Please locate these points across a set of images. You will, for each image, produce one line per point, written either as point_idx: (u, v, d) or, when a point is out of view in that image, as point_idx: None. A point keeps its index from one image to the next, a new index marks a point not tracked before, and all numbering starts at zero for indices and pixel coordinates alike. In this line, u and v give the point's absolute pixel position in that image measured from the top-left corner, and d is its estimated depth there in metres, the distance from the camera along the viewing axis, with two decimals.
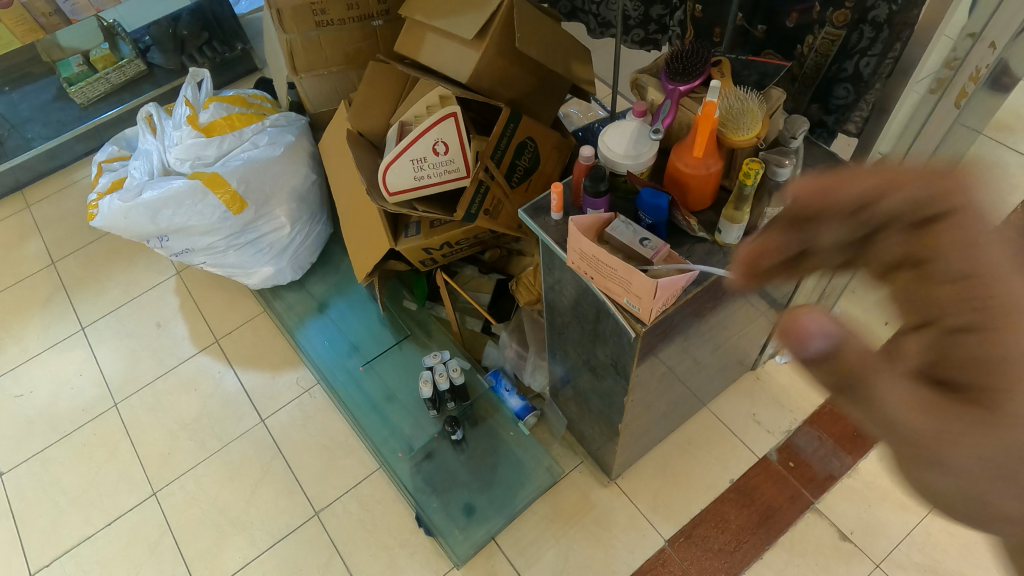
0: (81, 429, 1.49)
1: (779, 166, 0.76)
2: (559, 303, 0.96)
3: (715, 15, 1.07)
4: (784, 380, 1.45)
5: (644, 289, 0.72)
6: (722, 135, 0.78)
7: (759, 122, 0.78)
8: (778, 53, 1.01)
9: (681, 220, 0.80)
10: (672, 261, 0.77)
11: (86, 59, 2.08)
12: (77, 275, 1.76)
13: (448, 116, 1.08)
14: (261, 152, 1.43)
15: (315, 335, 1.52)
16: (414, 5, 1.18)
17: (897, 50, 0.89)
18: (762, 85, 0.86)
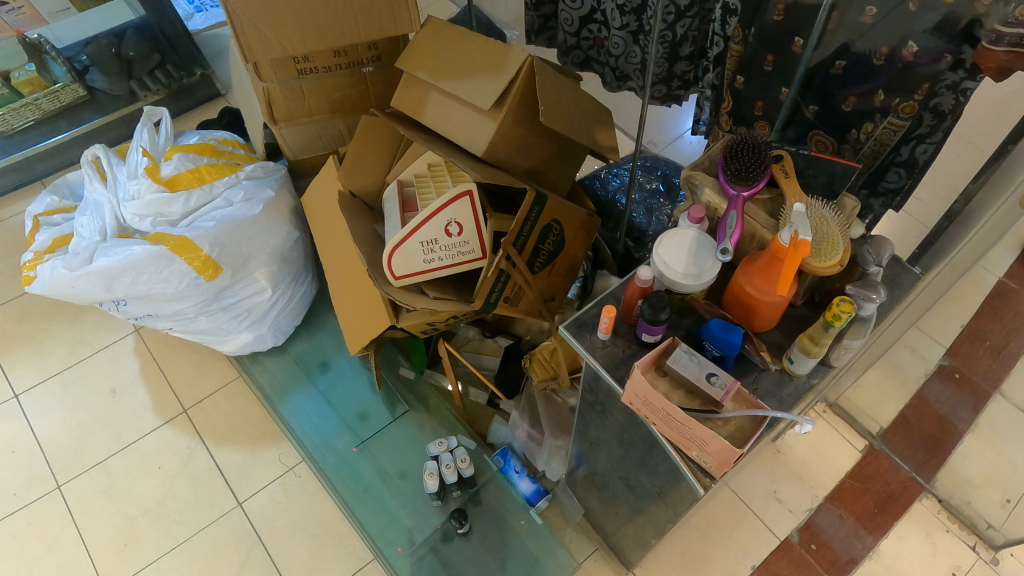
0: (15, 515, 1.34)
1: (865, 300, 0.69)
2: (600, 422, 0.88)
3: (756, 88, 0.98)
4: (803, 453, 1.40)
5: (717, 448, 0.66)
6: (802, 263, 0.70)
7: (841, 247, 0.71)
8: (826, 133, 0.95)
9: (754, 354, 0.74)
10: (742, 402, 0.70)
11: (7, 81, 1.87)
12: (10, 330, 1.60)
13: (464, 194, 0.97)
14: (237, 211, 1.30)
15: (300, 407, 1.38)
16: (412, 60, 1.06)
17: (948, 126, 0.83)
18: (834, 192, 0.78)
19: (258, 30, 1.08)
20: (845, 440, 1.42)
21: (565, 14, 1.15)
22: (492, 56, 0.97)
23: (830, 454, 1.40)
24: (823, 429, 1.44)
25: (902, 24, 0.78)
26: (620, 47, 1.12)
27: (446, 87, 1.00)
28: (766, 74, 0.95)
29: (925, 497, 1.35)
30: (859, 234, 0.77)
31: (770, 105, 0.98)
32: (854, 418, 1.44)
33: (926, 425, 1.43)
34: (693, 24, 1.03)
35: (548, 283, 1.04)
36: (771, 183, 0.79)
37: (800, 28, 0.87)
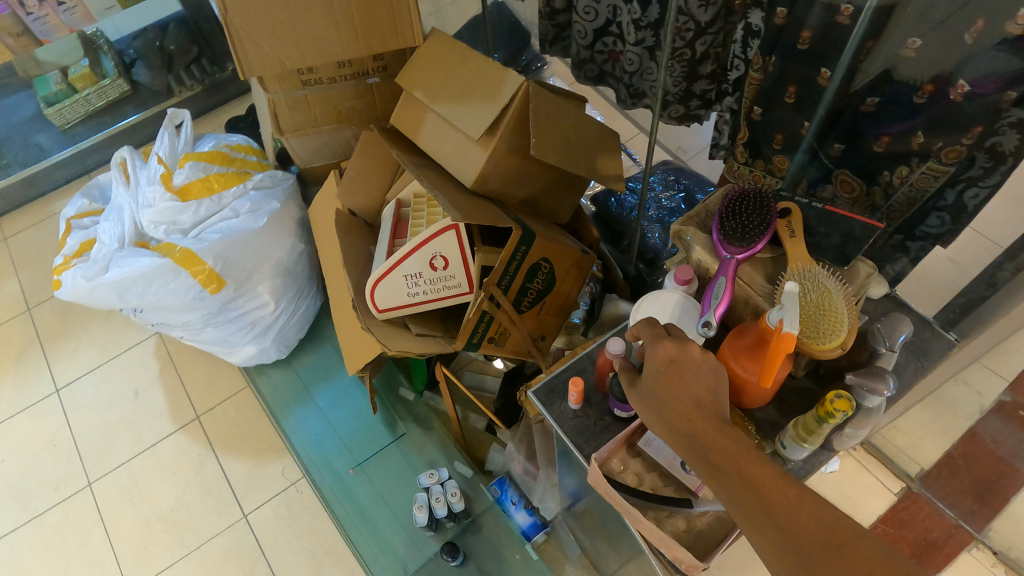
0: (51, 510, 1.43)
1: (873, 392, 0.62)
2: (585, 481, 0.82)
3: (774, 120, 0.87)
4: (829, 495, 1.29)
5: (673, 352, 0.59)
6: (799, 345, 0.60)
7: (846, 326, 0.60)
8: (852, 174, 0.86)
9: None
10: None
11: (64, 77, 1.91)
12: (52, 325, 1.68)
13: (450, 227, 0.91)
14: (241, 223, 1.28)
15: (302, 423, 1.37)
16: (412, 75, 0.99)
17: (1009, 167, 0.71)
18: (847, 257, 0.66)
19: (249, 38, 0.98)
20: (878, 482, 1.29)
21: (578, 26, 1.05)
22: (488, 80, 0.90)
23: (861, 498, 1.28)
24: (852, 467, 1.31)
25: (954, 53, 0.65)
26: (634, 64, 1.02)
27: (440, 111, 0.94)
28: (791, 108, 0.83)
29: (975, 547, 1.23)
30: (880, 291, 0.67)
31: (791, 139, 0.87)
32: (889, 458, 1.31)
33: (978, 468, 1.29)
34: (716, 40, 0.89)
35: (538, 321, 0.98)
36: (775, 241, 0.68)
37: (827, 57, 0.75)
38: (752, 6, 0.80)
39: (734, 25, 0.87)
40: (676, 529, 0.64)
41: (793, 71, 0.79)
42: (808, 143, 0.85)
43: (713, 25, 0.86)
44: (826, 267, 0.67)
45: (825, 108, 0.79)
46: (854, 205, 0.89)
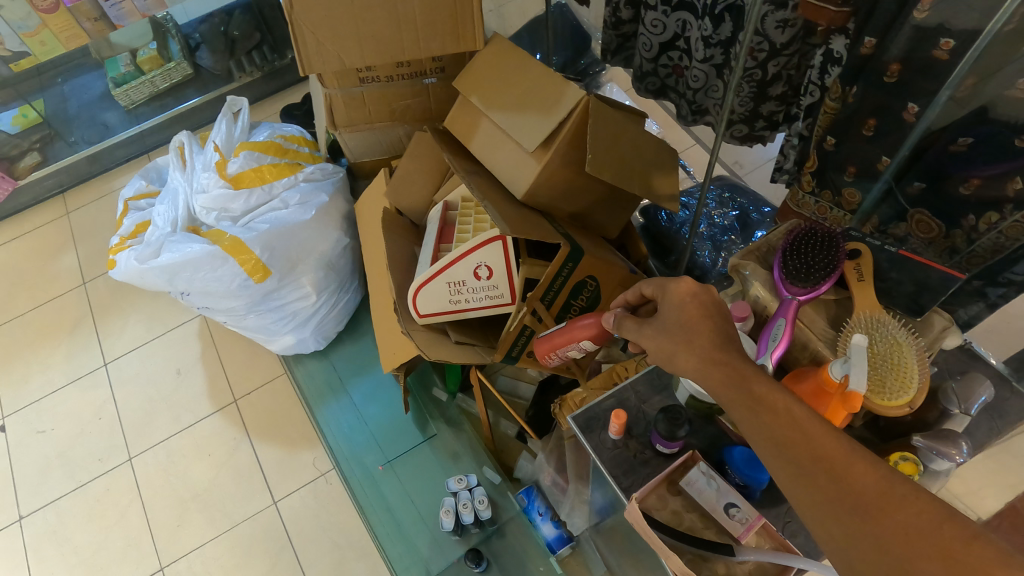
0: (95, 480, 1.49)
1: (943, 455, 0.58)
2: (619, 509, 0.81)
3: (847, 152, 0.84)
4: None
5: (684, 292, 0.59)
6: (861, 400, 0.56)
7: (915, 383, 0.56)
8: (931, 214, 0.80)
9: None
10: (769, 538, 0.59)
11: (134, 59, 1.98)
12: (105, 300, 1.74)
13: (497, 238, 0.90)
14: (289, 215, 1.29)
15: (335, 417, 1.38)
16: (474, 76, 0.98)
17: None
18: (921, 307, 0.62)
19: (319, 41, 0.99)
20: None
21: (643, 38, 1.02)
22: (547, 92, 0.88)
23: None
24: None
25: None
26: (700, 81, 0.98)
27: (496, 120, 0.92)
28: (865, 140, 0.81)
29: None
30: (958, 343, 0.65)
31: (863, 170, 0.84)
32: None
33: None
34: (791, 62, 0.87)
35: None
36: (840, 282, 0.65)
37: (916, 92, 0.73)
38: (836, 32, 0.77)
39: (813, 46, 0.84)
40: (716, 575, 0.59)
41: (876, 97, 0.76)
42: (884, 178, 0.82)
43: (789, 46, 0.84)
44: (896, 316, 0.63)
45: (914, 142, 0.76)
46: (929, 247, 0.83)
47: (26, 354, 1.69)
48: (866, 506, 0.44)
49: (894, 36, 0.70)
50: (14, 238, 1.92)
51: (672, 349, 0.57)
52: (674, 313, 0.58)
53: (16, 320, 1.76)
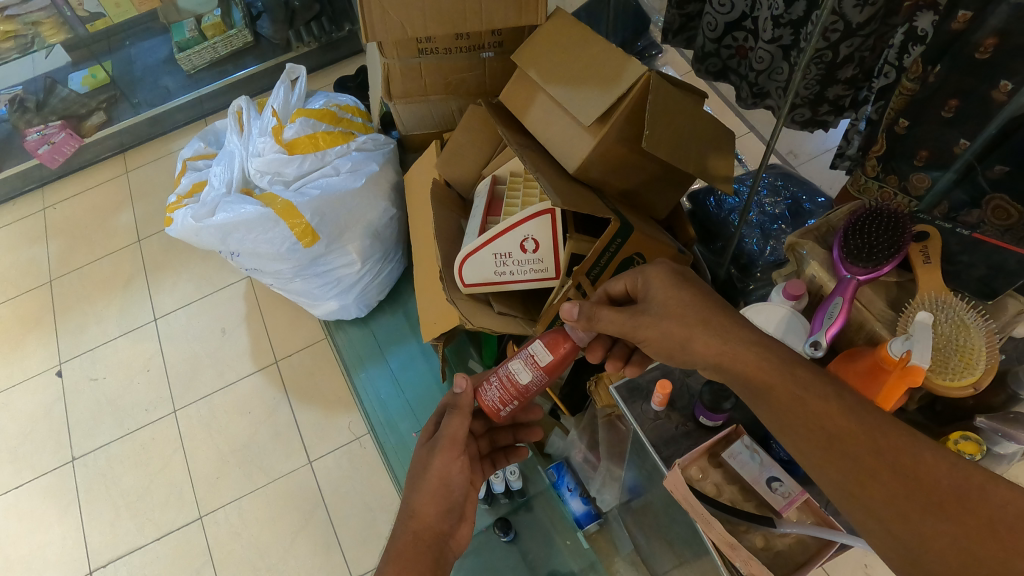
0: (142, 429, 1.56)
1: (1008, 438, 0.57)
2: (656, 482, 0.82)
3: (922, 135, 0.85)
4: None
5: (665, 282, 0.66)
6: (921, 380, 0.57)
7: (981, 363, 0.56)
8: (1012, 201, 0.80)
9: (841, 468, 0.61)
10: (810, 514, 0.61)
11: (198, 25, 2.03)
12: (158, 257, 1.81)
13: (546, 211, 0.92)
14: (340, 181, 1.31)
15: (372, 382, 1.41)
16: (530, 52, 0.98)
17: None
18: (992, 290, 0.62)
19: (384, 10, 1.01)
20: None
21: (709, 18, 1.03)
22: (609, 66, 0.89)
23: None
24: None
25: None
26: (765, 62, 1.00)
27: (554, 93, 0.93)
28: (943, 122, 0.82)
29: None
30: None
31: (936, 156, 0.86)
32: None
33: None
34: (865, 43, 0.88)
35: None
36: (904, 264, 0.65)
37: (1012, 69, 0.71)
38: (924, 7, 0.73)
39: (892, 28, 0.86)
40: (753, 546, 0.61)
41: (958, 82, 0.76)
42: (965, 159, 0.81)
43: (864, 28, 0.85)
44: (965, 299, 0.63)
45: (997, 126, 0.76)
46: (1006, 233, 0.83)
47: (83, 305, 1.77)
48: (908, 477, 0.50)
49: (993, 9, 0.69)
50: (76, 194, 2.01)
51: (687, 331, 0.61)
52: (666, 297, 0.65)
53: (76, 272, 1.84)
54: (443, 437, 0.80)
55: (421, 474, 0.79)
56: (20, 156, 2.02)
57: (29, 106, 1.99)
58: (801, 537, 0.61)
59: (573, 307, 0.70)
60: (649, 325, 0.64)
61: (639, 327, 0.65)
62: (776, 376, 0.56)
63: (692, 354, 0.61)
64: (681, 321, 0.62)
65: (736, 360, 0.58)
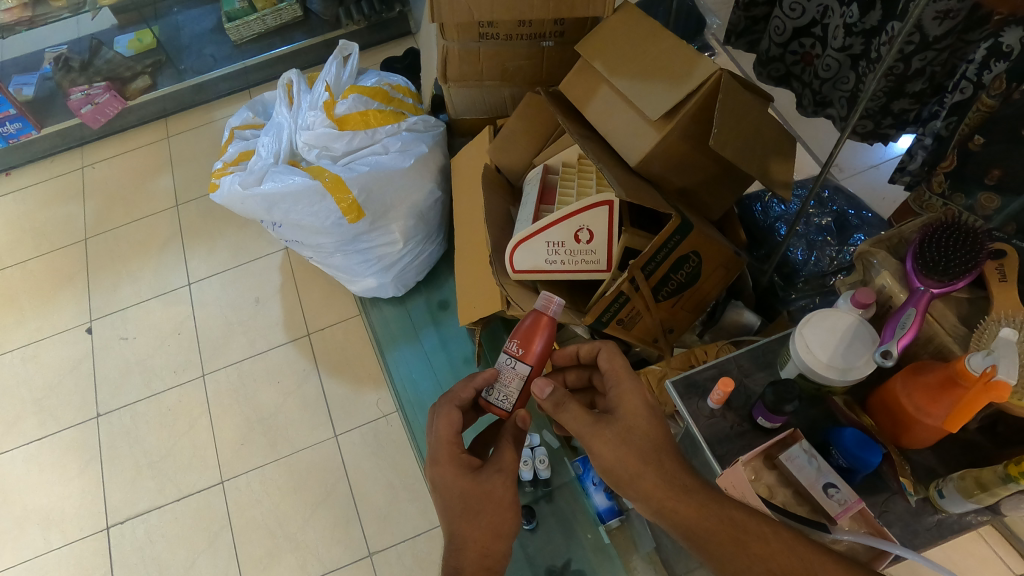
0: (170, 391, 1.58)
1: None
2: None
3: (997, 155, 0.85)
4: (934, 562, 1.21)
5: (638, 405, 0.70)
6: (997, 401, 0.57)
7: None
8: None
9: (890, 477, 0.64)
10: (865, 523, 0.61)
11: None
12: (195, 223, 1.83)
13: (604, 202, 0.92)
14: (390, 160, 1.32)
15: (405, 361, 1.43)
16: (594, 45, 0.99)
17: None
18: None
19: None
20: (998, 561, 1.21)
21: (777, 22, 1.04)
22: (677, 62, 0.89)
23: (971, 567, 1.21)
24: (968, 537, 1.24)
25: None
26: (831, 71, 1.00)
27: (620, 86, 0.93)
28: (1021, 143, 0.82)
29: None
30: None
31: (1009, 176, 0.86)
32: (1016, 539, 1.22)
33: None
34: (938, 58, 0.88)
35: (670, 313, 0.98)
36: (978, 282, 0.65)
37: None
38: (1013, 22, 0.76)
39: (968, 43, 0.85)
40: None
41: None
42: None
43: (941, 41, 0.85)
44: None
45: None
46: None
47: (118, 265, 1.79)
48: None
49: None
50: (116, 155, 2.03)
51: (638, 469, 0.66)
52: (628, 424, 0.69)
53: (111, 232, 1.86)
54: (495, 470, 0.74)
55: (471, 506, 0.72)
56: (63, 113, 2.04)
57: (74, 66, 2.04)
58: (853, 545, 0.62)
59: (546, 386, 0.70)
60: (609, 441, 0.68)
61: (596, 438, 0.68)
62: (717, 525, 0.60)
63: (635, 489, 0.66)
64: (639, 457, 0.66)
65: (675, 509, 0.63)
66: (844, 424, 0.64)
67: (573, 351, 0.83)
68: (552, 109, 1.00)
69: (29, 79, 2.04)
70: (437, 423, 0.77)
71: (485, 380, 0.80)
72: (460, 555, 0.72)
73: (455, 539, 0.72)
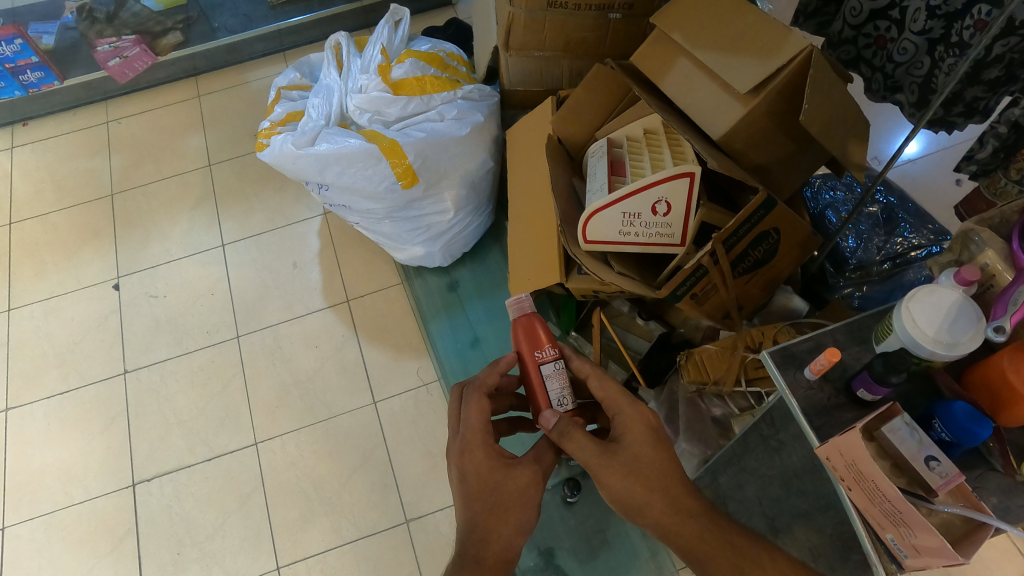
0: (203, 350, 1.57)
1: None
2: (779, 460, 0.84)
3: None
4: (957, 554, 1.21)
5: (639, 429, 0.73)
6: None
7: None
8: None
9: (996, 454, 0.63)
10: (962, 497, 0.58)
11: None
12: (229, 184, 1.81)
13: (685, 175, 0.91)
14: (445, 127, 1.30)
15: (449, 332, 1.49)
16: (672, 17, 0.98)
17: None
18: None
19: None
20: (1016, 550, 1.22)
21: (854, 2, 1.03)
22: (766, 34, 0.88)
23: (992, 559, 1.21)
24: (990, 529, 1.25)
25: None
26: (908, 54, 0.99)
27: (703, 59, 0.93)
28: None
29: None
30: None
31: None
32: None
33: None
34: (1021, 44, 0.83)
35: (742, 290, 1.02)
36: None
37: None
38: None
39: None
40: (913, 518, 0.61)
41: None
42: None
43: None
44: None
45: None
46: None
47: (147, 223, 1.77)
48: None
49: None
50: (145, 112, 1.99)
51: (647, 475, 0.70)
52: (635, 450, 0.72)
53: (139, 189, 1.84)
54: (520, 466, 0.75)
55: (500, 501, 0.73)
56: (86, 65, 1.98)
57: (99, 18, 1.96)
58: (948, 519, 0.59)
59: (550, 418, 0.76)
60: (619, 472, 0.72)
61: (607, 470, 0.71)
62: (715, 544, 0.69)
63: (641, 500, 0.71)
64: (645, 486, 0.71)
65: (669, 508, 0.70)
66: (950, 398, 0.65)
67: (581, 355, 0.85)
68: (629, 81, 1.00)
69: (49, 27, 1.96)
70: (469, 413, 0.77)
71: (511, 362, 0.82)
72: (483, 546, 0.72)
73: (482, 527, 0.72)
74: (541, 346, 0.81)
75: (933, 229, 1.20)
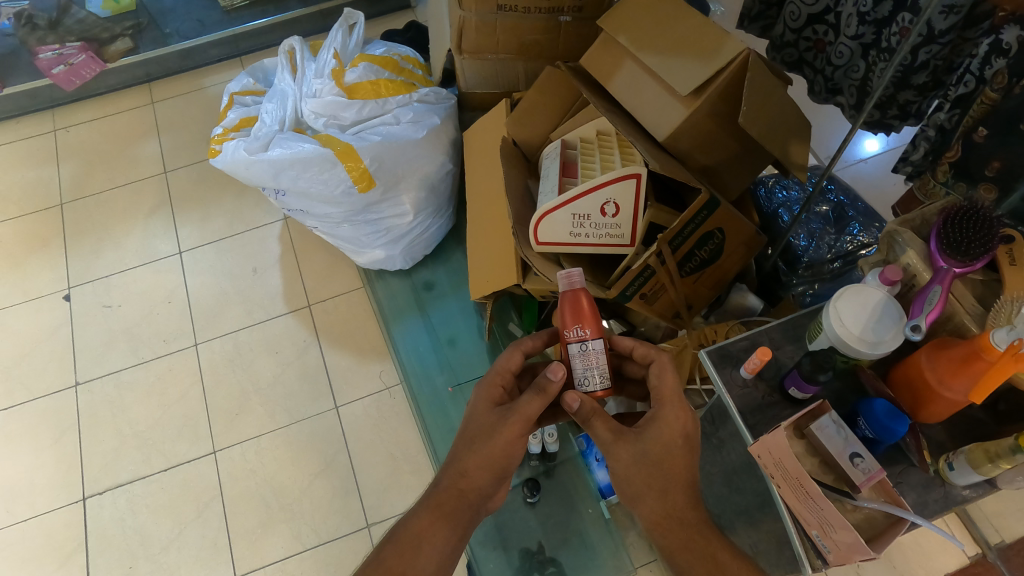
0: (160, 359, 1.54)
1: None
2: None
3: (1000, 146, 0.86)
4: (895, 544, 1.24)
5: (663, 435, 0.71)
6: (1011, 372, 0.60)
7: None
8: None
9: (911, 449, 0.66)
10: (886, 492, 0.60)
11: None
12: (185, 191, 1.78)
13: (632, 176, 0.93)
14: (401, 130, 1.30)
15: (413, 334, 1.48)
16: (618, 21, 0.99)
17: None
18: None
19: None
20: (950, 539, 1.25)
21: (793, 7, 1.05)
22: (706, 39, 0.90)
23: (933, 547, 1.24)
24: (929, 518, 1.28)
25: None
26: (844, 58, 1.02)
27: (647, 63, 0.94)
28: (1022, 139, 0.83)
29: None
30: None
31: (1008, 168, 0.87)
32: (972, 521, 1.26)
33: None
34: (942, 52, 0.87)
35: (691, 290, 1.05)
36: (992, 265, 0.68)
37: None
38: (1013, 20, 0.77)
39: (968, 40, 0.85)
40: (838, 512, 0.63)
41: None
42: None
43: (946, 35, 0.84)
44: None
45: None
46: None
47: (101, 230, 1.74)
48: None
49: None
50: (97, 119, 1.95)
51: None
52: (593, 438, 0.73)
53: (92, 196, 1.80)
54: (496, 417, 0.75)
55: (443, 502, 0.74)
56: (32, 73, 1.93)
57: (41, 24, 1.93)
58: (871, 514, 0.61)
59: (575, 401, 0.72)
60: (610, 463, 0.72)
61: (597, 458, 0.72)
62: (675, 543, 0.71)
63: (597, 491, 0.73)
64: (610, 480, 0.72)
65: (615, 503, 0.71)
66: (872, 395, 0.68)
67: (629, 347, 0.83)
68: (577, 83, 1.01)
69: None
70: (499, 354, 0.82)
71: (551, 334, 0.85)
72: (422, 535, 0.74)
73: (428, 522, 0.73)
74: (582, 324, 0.74)
75: (879, 228, 1.24)
